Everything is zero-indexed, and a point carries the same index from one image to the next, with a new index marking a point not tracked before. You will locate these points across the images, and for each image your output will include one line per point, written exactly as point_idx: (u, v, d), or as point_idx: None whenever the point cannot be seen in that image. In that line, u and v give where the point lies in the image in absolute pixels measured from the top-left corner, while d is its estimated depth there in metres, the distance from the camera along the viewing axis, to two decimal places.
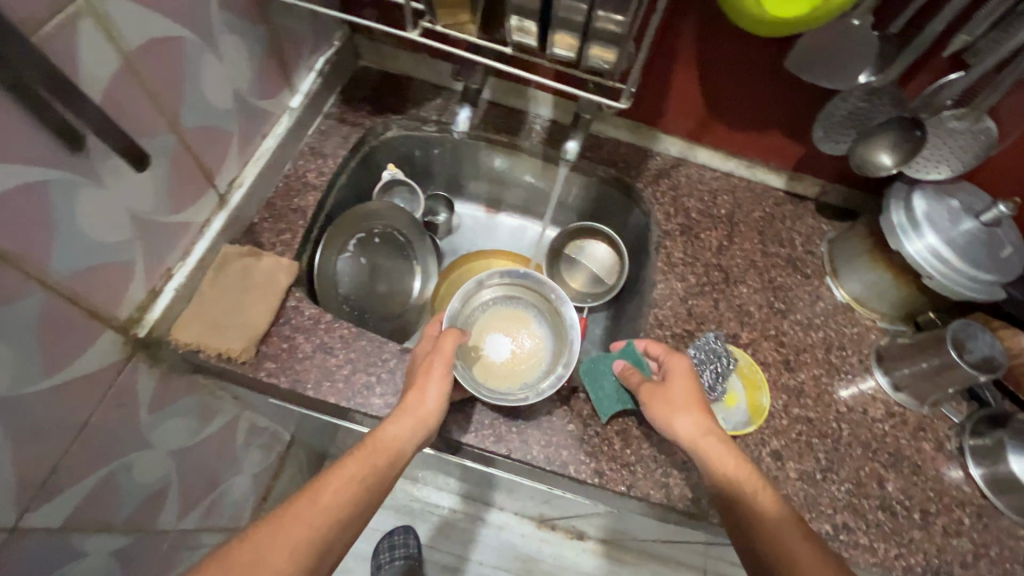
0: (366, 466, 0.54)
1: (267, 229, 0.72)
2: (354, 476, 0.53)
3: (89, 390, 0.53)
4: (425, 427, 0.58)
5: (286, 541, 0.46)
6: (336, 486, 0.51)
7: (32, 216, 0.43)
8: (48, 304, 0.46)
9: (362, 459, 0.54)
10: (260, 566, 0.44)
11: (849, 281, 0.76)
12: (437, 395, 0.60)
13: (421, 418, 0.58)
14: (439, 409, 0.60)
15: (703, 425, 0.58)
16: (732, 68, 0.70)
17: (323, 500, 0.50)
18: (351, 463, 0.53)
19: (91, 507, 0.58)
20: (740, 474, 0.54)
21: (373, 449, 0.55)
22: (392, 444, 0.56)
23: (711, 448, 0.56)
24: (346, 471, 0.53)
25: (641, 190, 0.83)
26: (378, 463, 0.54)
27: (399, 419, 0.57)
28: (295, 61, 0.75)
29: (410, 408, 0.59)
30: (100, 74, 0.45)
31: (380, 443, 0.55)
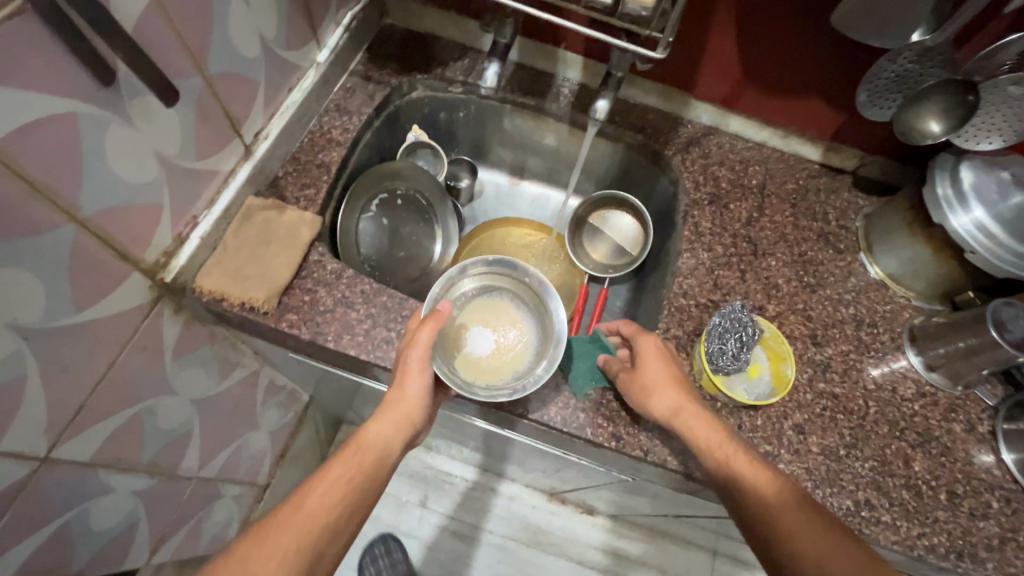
0: (352, 468, 0.55)
1: (291, 184, 0.72)
2: (342, 477, 0.54)
3: (116, 330, 0.54)
4: (410, 421, 0.59)
5: (272, 551, 0.48)
6: (320, 490, 0.53)
7: (62, 148, 0.43)
8: (78, 239, 0.46)
9: (346, 462, 0.56)
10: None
11: (883, 258, 0.73)
12: (418, 385, 0.58)
13: (402, 413, 0.58)
14: (425, 398, 0.59)
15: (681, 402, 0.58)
16: (774, 27, 0.67)
17: (309, 505, 0.52)
18: (335, 466, 0.55)
19: (116, 446, 0.60)
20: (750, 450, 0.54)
21: (357, 450, 0.57)
22: (375, 442, 0.57)
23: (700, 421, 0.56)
24: (330, 476, 0.54)
25: (670, 158, 0.81)
26: (362, 462, 0.56)
27: (382, 417, 0.58)
28: (322, 14, 0.74)
29: (392, 405, 0.58)
30: (131, 8, 0.44)
31: (363, 442, 0.57)
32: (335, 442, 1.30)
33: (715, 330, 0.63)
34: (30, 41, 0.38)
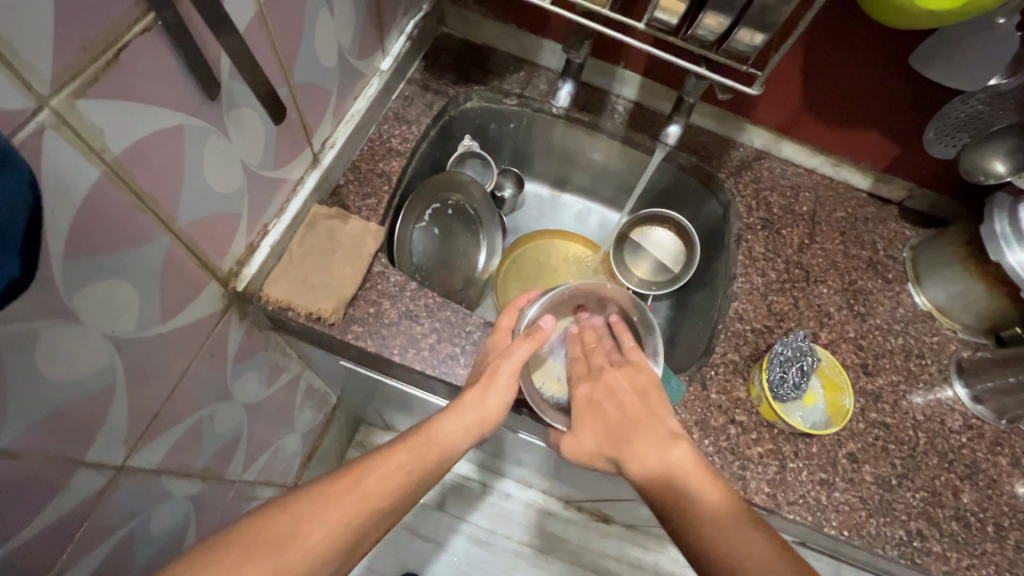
0: (415, 457, 0.54)
1: (352, 192, 0.71)
2: (401, 464, 0.53)
3: (192, 338, 0.54)
4: (481, 429, 0.58)
5: (321, 520, 0.46)
6: (379, 472, 0.51)
7: (167, 159, 0.42)
8: (170, 249, 0.46)
9: (412, 450, 0.54)
10: (293, 540, 0.44)
11: (932, 289, 0.74)
12: (499, 400, 0.58)
13: (478, 419, 0.57)
14: (503, 410, 0.59)
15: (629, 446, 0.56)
16: (843, 60, 0.68)
17: (366, 485, 0.50)
18: (402, 452, 0.54)
19: (178, 452, 0.59)
20: (711, 497, 0.49)
21: (426, 442, 0.55)
22: (444, 440, 0.56)
23: (654, 458, 0.53)
24: (394, 459, 0.53)
25: (722, 181, 0.82)
26: (427, 456, 0.55)
27: (457, 417, 0.57)
28: (390, 23, 0.73)
29: (469, 408, 0.58)
30: (239, 20, 0.44)
31: (435, 438, 0.56)
32: (355, 443, 1.30)
33: (778, 356, 0.65)
34: (155, 57, 0.37)
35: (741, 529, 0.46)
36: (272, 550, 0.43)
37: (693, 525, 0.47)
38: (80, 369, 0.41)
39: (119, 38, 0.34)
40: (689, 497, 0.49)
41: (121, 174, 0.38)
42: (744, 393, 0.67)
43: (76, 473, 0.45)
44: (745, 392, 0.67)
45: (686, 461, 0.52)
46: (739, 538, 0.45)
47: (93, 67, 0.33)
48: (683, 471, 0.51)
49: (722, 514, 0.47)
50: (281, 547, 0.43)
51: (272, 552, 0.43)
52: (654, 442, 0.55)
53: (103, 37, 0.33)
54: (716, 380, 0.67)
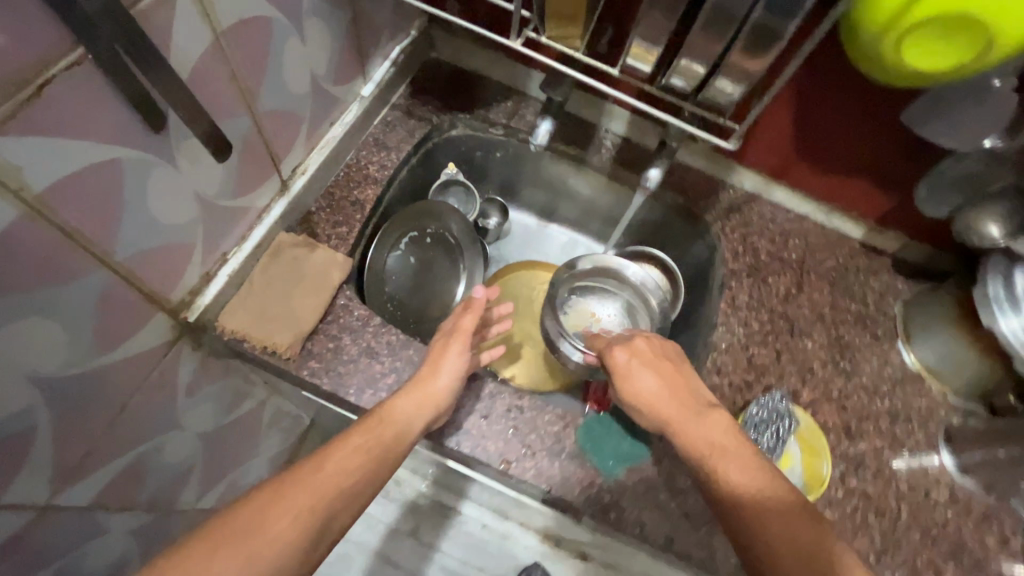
0: (371, 438, 0.52)
1: (323, 219, 0.69)
2: (359, 446, 0.51)
3: (135, 371, 0.52)
4: (435, 406, 0.58)
5: (283, 509, 0.44)
6: (338, 456, 0.49)
7: (102, 193, 0.40)
8: (106, 283, 0.44)
9: (366, 431, 0.52)
10: (256, 535, 0.42)
11: (922, 348, 0.71)
12: (450, 372, 0.60)
13: (425, 391, 0.57)
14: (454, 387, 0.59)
15: (667, 414, 0.56)
16: (834, 112, 0.66)
17: (328, 466, 0.48)
18: (357, 434, 0.52)
19: (118, 486, 0.57)
20: (745, 463, 0.50)
21: (380, 421, 0.54)
22: (398, 417, 0.55)
23: (690, 422, 0.55)
24: (349, 442, 0.51)
25: (710, 223, 0.79)
26: (383, 434, 0.53)
27: (408, 394, 0.57)
28: (372, 49, 0.72)
29: (419, 384, 0.58)
30: (189, 53, 0.42)
31: (388, 418, 0.54)
32: None
33: (753, 419, 0.65)
34: (83, 90, 0.35)
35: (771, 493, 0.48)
36: (235, 542, 0.41)
37: (723, 481, 0.49)
38: None
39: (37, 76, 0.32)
40: (729, 459, 0.51)
41: (42, 211, 0.36)
42: None
43: None
44: None
45: (725, 430, 0.53)
46: (764, 497, 0.47)
47: (5, 103, 0.32)
48: (717, 438, 0.53)
49: (756, 481, 0.49)
50: (243, 541, 0.41)
51: (232, 548, 0.40)
52: (687, 413, 0.56)
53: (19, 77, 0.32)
54: None
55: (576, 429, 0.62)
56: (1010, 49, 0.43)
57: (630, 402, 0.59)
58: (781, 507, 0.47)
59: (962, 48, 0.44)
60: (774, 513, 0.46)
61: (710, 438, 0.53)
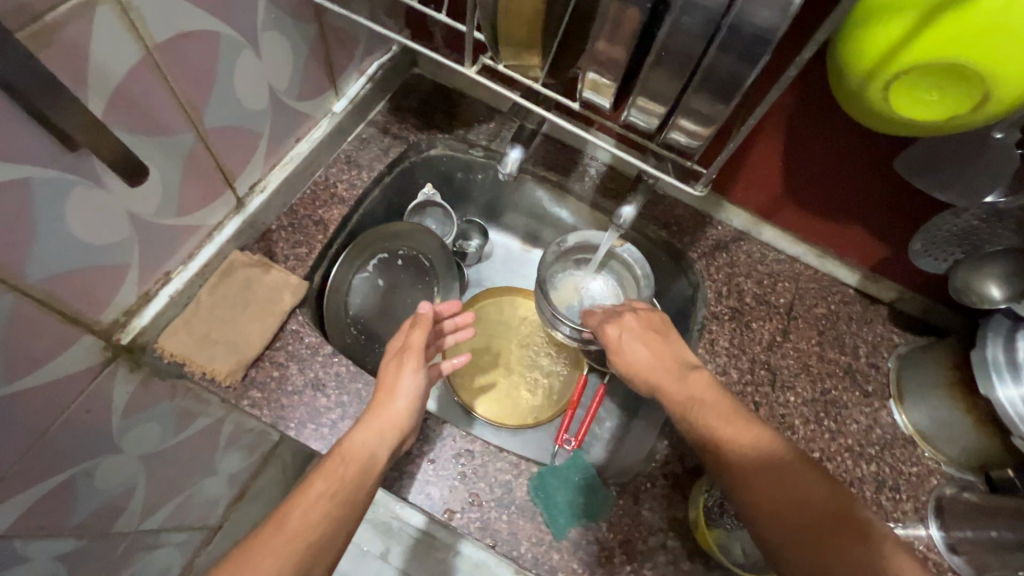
0: (334, 482, 0.48)
1: (283, 238, 0.66)
2: (323, 493, 0.47)
3: (54, 397, 0.49)
4: (398, 431, 0.54)
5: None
6: (301, 510, 0.46)
7: (4, 216, 0.37)
8: (15, 308, 0.41)
9: (329, 475, 0.49)
10: None
11: (915, 410, 0.65)
12: (410, 396, 0.56)
13: (386, 421, 0.54)
14: (413, 414, 0.55)
15: (656, 380, 0.56)
16: (824, 152, 0.61)
17: (291, 526, 0.45)
18: (318, 481, 0.48)
19: (37, 514, 0.54)
20: (727, 415, 0.50)
21: (340, 461, 0.50)
22: (361, 452, 0.51)
23: (677, 385, 0.55)
24: (313, 489, 0.47)
25: (693, 261, 0.75)
26: (347, 475, 0.49)
27: (366, 424, 0.53)
28: (345, 64, 0.69)
29: (378, 414, 0.54)
30: (112, 70, 0.40)
31: (348, 454, 0.51)
32: None
33: None
34: None
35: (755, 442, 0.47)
36: None
37: (708, 436, 0.49)
38: None
39: None
40: (713, 412, 0.51)
41: None
42: None
43: None
44: None
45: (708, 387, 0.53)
46: (749, 450, 0.47)
47: None
48: (701, 397, 0.53)
49: (740, 431, 0.48)
50: None
51: None
52: (672, 376, 0.56)
53: None
54: (651, 495, 0.59)
55: (529, 478, 0.58)
56: (1010, 104, 0.38)
57: (623, 370, 0.60)
58: (766, 455, 0.46)
59: (955, 100, 0.40)
60: (754, 459, 0.46)
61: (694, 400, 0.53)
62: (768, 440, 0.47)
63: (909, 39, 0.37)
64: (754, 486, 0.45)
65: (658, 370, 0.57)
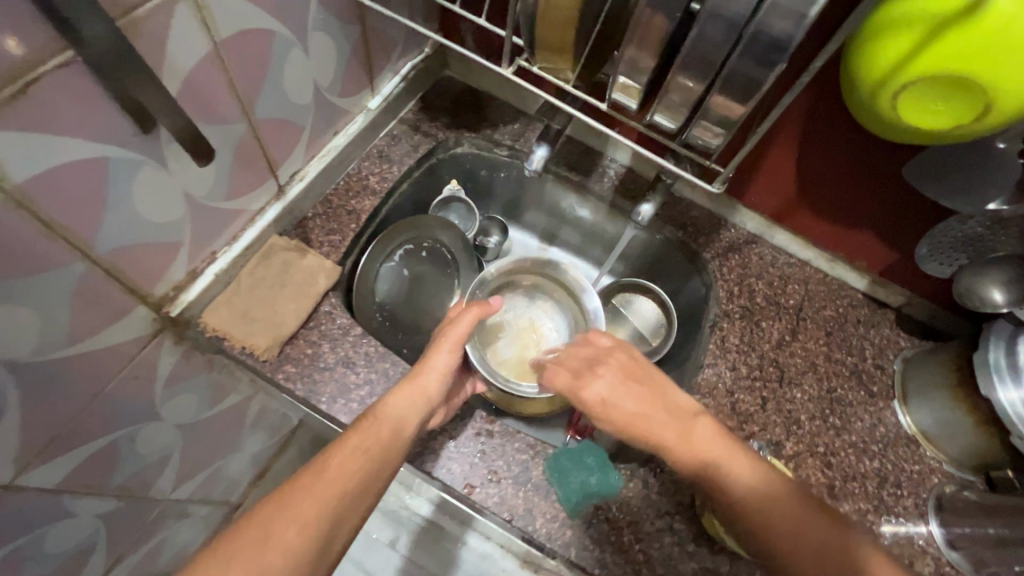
0: (369, 440, 0.53)
1: (318, 226, 0.70)
2: (358, 448, 0.52)
3: (110, 361, 0.53)
4: (429, 400, 0.57)
5: (292, 517, 0.46)
6: (338, 460, 0.51)
7: (85, 191, 0.41)
8: (86, 275, 0.45)
9: (363, 434, 0.53)
10: (267, 543, 0.45)
11: (918, 411, 0.68)
12: (444, 367, 0.59)
13: (422, 390, 0.57)
14: (444, 386, 0.59)
15: (654, 437, 0.54)
16: (837, 157, 0.64)
17: (329, 473, 0.50)
18: (353, 438, 0.52)
19: (87, 472, 0.58)
20: (741, 468, 0.50)
21: (375, 422, 0.54)
22: (393, 417, 0.55)
23: (678, 441, 0.53)
24: (348, 445, 0.52)
25: (707, 261, 0.78)
26: (380, 436, 0.53)
27: (400, 391, 0.56)
28: (382, 64, 0.73)
29: (413, 382, 0.57)
30: (184, 61, 0.44)
31: (383, 417, 0.54)
32: None
33: None
34: (76, 92, 0.37)
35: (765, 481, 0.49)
36: (252, 554, 0.44)
37: (727, 493, 0.49)
38: None
39: (28, 72, 0.34)
40: (726, 467, 0.50)
41: (24, 202, 0.37)
42: None
43: None
44: None
45: (709, 438, 0.52)
46: (763, 494, 0.48)
47: None
48: (709, 453, 0.51)
49: (756, 485, 0.49)
50: (257, 550, 0.44)
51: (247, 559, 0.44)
52: (673, 429, 0.54)
53: (6, 72, 0.33)
54: (660, 480, 0.61)
55: (544, 459, 0.61)
56: (1012, 114, 0.41)
57: (612, 425, 0.57)
58: (782, 499, 0.48)
59: (961, 109, 0.42)
60: (779, 514, 0.47)
61: (698, 455, 0.51)
62: (786, 489, 0.49)
63: (918, 51, 0.40)
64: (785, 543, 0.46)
65: (652, 424, 0.54)
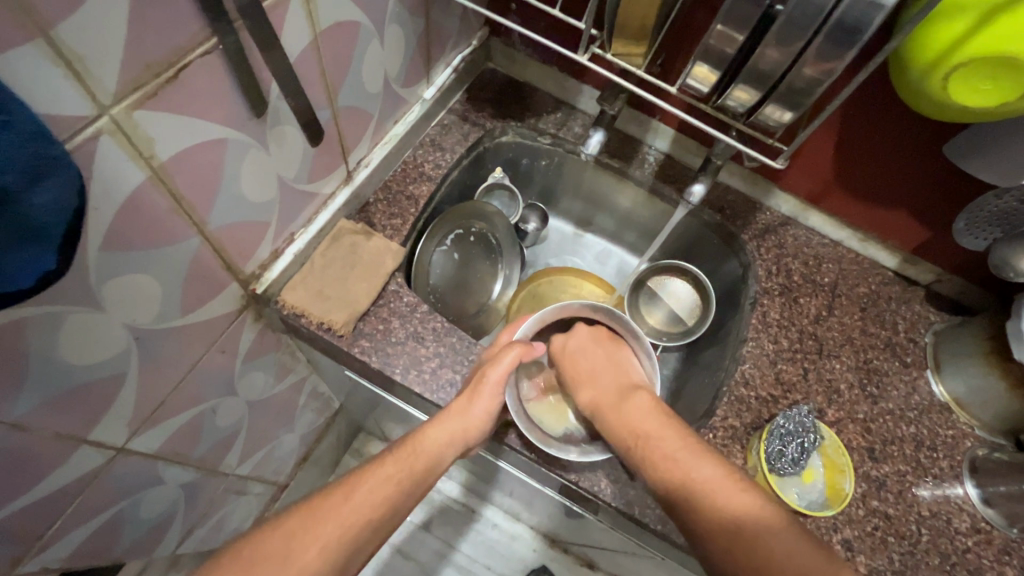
0: (402, 469, 0.56)
1: (379, 210, 0.74)
2: (391, 476, 0.55)
3: (206, 334, 0.56)
4: (466, 437, 0.60)
5: (315, 543, 0.48)
6: (366, 487, 0.53)
7: (207, 170, 0.45)
8: (199, 249, 0.49)
9: (399, 462, 0.57)
10: (284, 567, 0.46)
11: (951, 380, 0.72)
12: (484, 408, 0.60)
13: (463, 426, 0.59)
14: (486, 422, 0.60)
15: (640, 436, 0.59)
16: (876, 141, 0.68)
17: (354, 502, 0.52)
18: (388, 465, 0.56)
19: (177, 441, 0.62)
20: (726, 493, 0.52)
21: (412, 451, 0.58)
22: (429, 449, 0.58)
23: (672, 454, 0.56)
24: (383, 471, 0.55)
25: (745, 242, 0.81)
26: (413, 465, 0.57)
27: (442, 423, 0.59)
28: (437, 56, 0.77)
29: (456, 414, 0.59)
30: (294, 49, 0.47)
31: (419, 447, 0.58)
32: (352, 450, 1.27)
33: (779, 429, 0.66)
34: (214, 78, 0.41)
35: (702, 482, 0.53)
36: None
37: (711, 507, 0.52)
38: (97, 355, 0.44)
39: (182, 58, 0.37)
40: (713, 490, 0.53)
41: (164, 179, 0.41)
42: (741, 461, 0.68)
43: (77, 450, 0.47)
44: (742, 460, 0.68)
45: (698, 461, 0.55)
46: (750, 516, 0.50)
47: (154, 82, 0.37)
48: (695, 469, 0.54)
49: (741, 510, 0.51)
50: (272, 570, 0.46)
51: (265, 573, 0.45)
52: (668, 443, 0.57)
53: (168, 58, 0.37)
54: (714, 444, 0.68)
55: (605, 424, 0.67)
56: None
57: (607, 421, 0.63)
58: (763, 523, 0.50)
59: (1004, 90, 0.46)
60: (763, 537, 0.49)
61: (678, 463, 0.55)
62: (768, 515, 0.51)
63: (975, 32, 0.44)
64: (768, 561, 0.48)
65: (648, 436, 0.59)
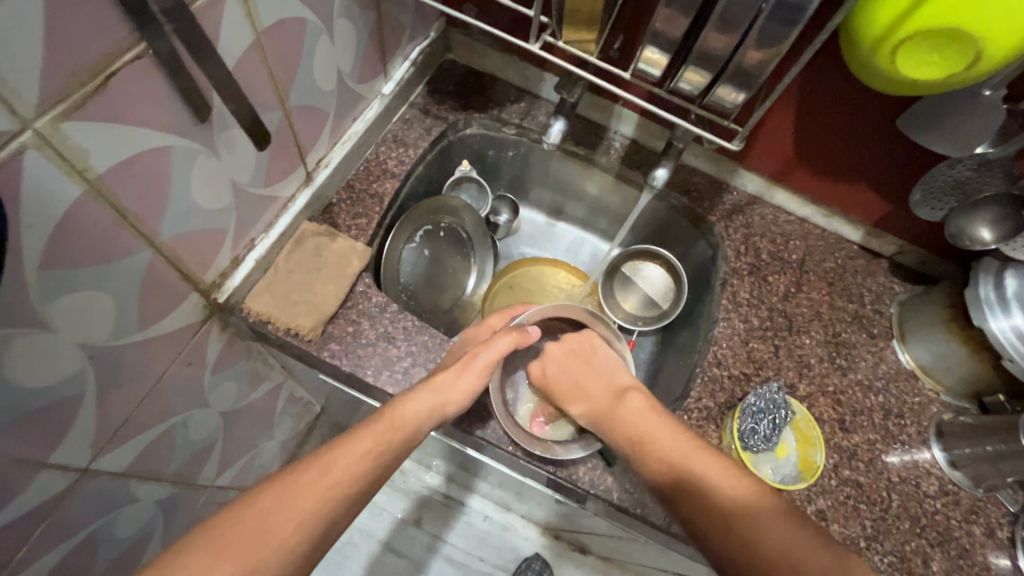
0: (381, 441, 0.55)
1: (343, 211, 0.73)
2: (369, 451, 0.54)
3: (170, 346, 0.55)
4: (442, 410, 0.60)
5: (291, 515, 0.47)
6: (343, 464, 0.52)
7: (151, 180, 0.43)
8: (151, 263, 0.47)
9: (376, 435, 0.55)
10: (264, 538, 0.45)
11: (916, 348, 0.73)
12: (465, 386, 0.62)
13: (441, 399, 0.60)
14: (462, 401, 0.61)
15: (633, 430, 0.61)
16: (835, 117, 0.68)
17: (335, 474, 0.51)
18: (366, 438, 0.55)
19: (147, 458, 0.60)
20: (722, 479, 0.55)
21: (389, 424, 0.57)
22: (406, 419, 0.58)
23: (667, 444, 0.59)
24: (359, 447, 0.54)
25: (713, 223, 0.82)
26: (393, 438, 0.56)
27: (419, 397, 0.59)
28: (393, 49, 0.75)
29: (435, 388, 0.60)
30: (234, 50, 0.46)
31: (397, 421, 0.57)
32: None
33: (750, 407, 0.67)
34: (148, 85, 0.39)
35: (699, 469, 0.56)
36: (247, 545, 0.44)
37: (706, 490, 0.55)
38: (49, 376, 0.42)
39: (109, 65, 0.36)
40: (711, 477, 0.55)
41: (103, 192, 0.40)
42: (716, 440, 0.69)
43: (38, 475, 0.46)
44: (716, 439, 0.69)
45: (695, 451, 0.58)
46: (746, 498, 0.53)
47: (81, 92, 0.35)
48: (691, 456, 0.57)
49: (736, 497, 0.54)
50: (250, 546, 0.44)
51: (239, 550, 0.44)
52: (664, 433, 0.60)
53: (93, 66, 0.35)
54: (689, 425, 0.69)
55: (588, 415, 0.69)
56: (999, 61, 0.45)
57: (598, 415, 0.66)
58: (757, 505, 0.53)
59: (950, 61, 0.47)
60: (761, 518, 0.52)
61: (675, 450, 0.58)
62: (757, 494, 0.54)
63: (910, 13, 0.44)
64: (764, 538, 0.51)
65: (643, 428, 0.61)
